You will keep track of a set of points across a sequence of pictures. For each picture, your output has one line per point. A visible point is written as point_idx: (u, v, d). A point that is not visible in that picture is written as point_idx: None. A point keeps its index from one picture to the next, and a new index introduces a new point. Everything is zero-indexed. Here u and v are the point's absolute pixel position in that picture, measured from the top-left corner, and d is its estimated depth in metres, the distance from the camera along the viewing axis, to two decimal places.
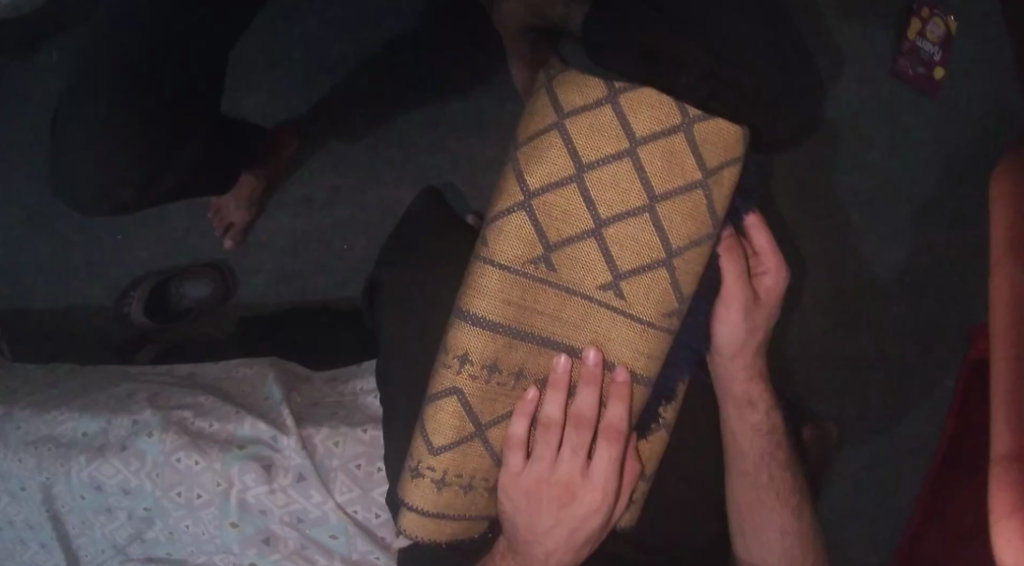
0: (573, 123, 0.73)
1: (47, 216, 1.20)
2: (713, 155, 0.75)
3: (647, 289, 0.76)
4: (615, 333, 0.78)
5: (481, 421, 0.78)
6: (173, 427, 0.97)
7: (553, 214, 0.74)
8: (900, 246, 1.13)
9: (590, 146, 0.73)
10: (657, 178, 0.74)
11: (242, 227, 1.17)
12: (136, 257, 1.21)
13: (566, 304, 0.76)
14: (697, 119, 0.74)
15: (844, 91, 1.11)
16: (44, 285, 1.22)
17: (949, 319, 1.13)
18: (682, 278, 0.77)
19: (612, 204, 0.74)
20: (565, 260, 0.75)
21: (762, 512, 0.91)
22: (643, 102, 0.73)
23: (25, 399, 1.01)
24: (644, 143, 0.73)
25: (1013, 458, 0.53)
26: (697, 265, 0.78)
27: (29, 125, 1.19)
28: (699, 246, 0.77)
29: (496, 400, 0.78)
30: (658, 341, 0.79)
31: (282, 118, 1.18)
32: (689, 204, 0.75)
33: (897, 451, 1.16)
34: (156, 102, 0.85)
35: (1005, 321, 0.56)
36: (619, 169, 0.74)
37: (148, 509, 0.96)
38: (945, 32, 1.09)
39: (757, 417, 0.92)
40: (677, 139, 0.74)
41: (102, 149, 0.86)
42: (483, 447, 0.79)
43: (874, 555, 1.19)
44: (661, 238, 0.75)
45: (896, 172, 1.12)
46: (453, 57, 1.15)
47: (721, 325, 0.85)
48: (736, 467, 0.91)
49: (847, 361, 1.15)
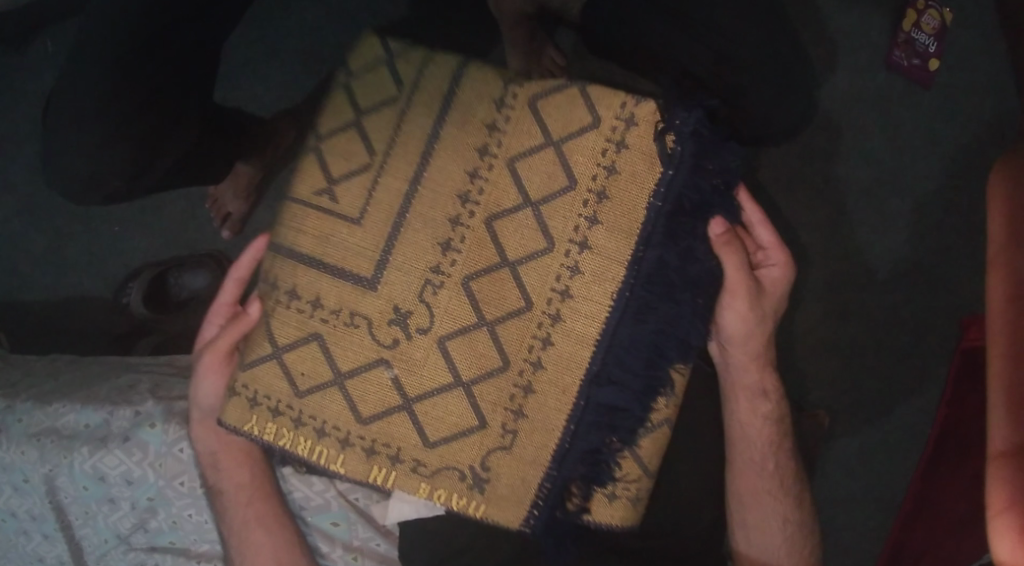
0: (458, 98, 0.77)
1: (44, 208, 1.20)
2: (639, 143, 0.77)
3: (306, 181, 0.78)
4: (418, 276, 0.78)
5: (408, 394, 0.79)
6: (176, 418, 0.97)
7: (478, 198, 0.77)
8: (893, 236, 1.15)
9: (515, 137, 0.77)
10: (581, 165, 0.77)
11: (240, 218, 1.16)
12: (133, 248, 1.20)
13: (498, 288, 0.78)
14: (400, 53, 0.78)
15: (839, 82, 1.12)
16: (41, 276, 1.22)
17: (941, 308, 1.15)
18: (428, 202, 0.77)
19: (542, 191, 0.77)
20: (474, 240, 0.78)
21: (761, 499, 0.92)
22: (361, 45, 0.78)
23: (27, 390, 1.01)
24: (568, 135, 0.77)
25: (1009, 456, 0.59)
26: (353, 153, 0.78)
27: (26, 114, 1.18)
28: (408, 139, 0.77)
29: (352, 349, 0.79)
30: (325, 225, 0.78)
31: (280, 107, 1.17)
32: (433, 101, 0.77)
33: (889, 437, 1.18)
34: (155, 92, 0.85)
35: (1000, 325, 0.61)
36: (544, 156, 0.77)
37: (151, 498, 0.97)
38: (939, 23, 1.11)
39: (768, 406, 0.92)
40: (445, 78, 0.77)
41: (91, 139, 0.85)
42: (347, 394, 0.79)
43: (866, 541, 1.21)
44: (311, 131, 0.78)
45: (891, 162, 1.13)
46: (453, 44, 1.15)
47: (731, 318, 0.85)
48: (738, 454, 0.91)
49: (841, 349, 1.17)
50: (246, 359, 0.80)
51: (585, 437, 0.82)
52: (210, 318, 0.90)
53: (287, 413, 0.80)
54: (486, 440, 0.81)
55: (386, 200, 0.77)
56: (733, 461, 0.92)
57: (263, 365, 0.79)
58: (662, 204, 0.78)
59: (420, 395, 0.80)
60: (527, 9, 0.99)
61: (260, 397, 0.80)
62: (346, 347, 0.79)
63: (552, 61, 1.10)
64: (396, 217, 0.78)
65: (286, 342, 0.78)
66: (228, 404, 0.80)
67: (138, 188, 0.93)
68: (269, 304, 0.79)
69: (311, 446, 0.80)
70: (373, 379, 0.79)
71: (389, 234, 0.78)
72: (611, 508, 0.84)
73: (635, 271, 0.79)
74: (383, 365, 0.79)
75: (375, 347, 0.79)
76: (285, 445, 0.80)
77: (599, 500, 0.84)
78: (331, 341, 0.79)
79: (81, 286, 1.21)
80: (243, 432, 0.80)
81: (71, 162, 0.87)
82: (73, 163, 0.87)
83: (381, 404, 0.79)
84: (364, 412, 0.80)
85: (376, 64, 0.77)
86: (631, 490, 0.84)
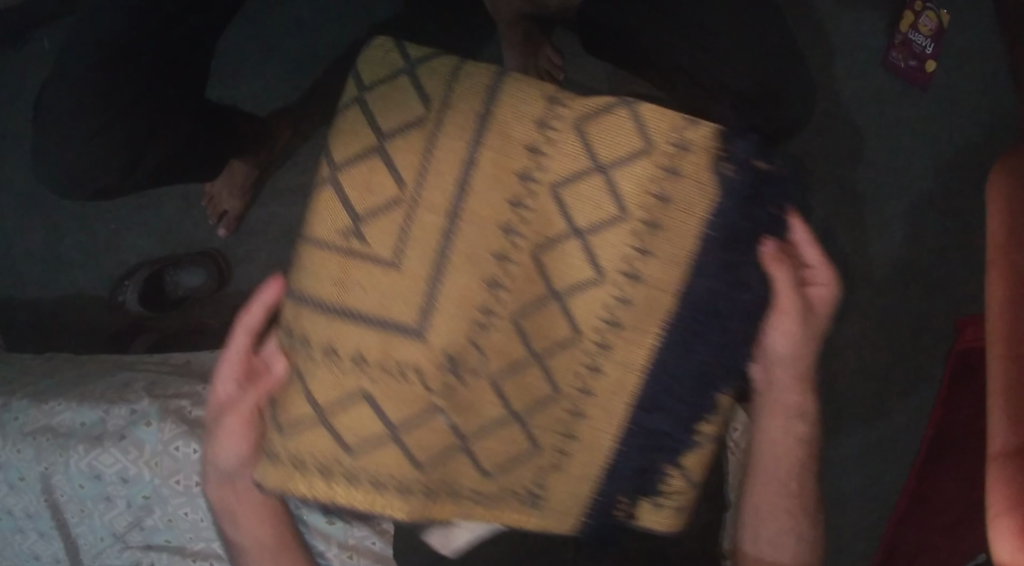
0: (495, 117, 0.68)
1: (41, 206, 1.20)
2: (693, 169, 0.69)
3: (327, 219, 0.68)
4: (465, 318, 0.68)
5: (466, 435, 0.70)
6: (171, 416, 0.97)
7: (523, 230, 0.69)
8: (891, 237, 1.14)
9: (559, 162, 0.69)
10: (631, 190, 0.69)
11: (235, 215, 1.16)
12: (128, 246, 1.20)
13: (547, 321, 0.70)
14: (425, 63, 0.69)
15: (836, 83, 1.13)
16: (37, 274, 1.21)
17: (938, 308, 1.15)
18: (472, 238, 0.68)
19: (592, 219, 0.69)
20: (524, 276, 0.69)
21: (781, 519, 0.85)
22: (373, 52, 0.70)
23: (23, 388, 1.02)
24: (619, 160, 0.69)
25: (1009, 453, 0.59)
26: (380, 179, 0.68)
27: (22, 113, 1.19)
28: (443, 164, 0.68)
29: (401, 400, 0.68)
30: (356, 271, 0.68)
31: (277, 105, 1.17)
32: (464, 125, 0.68)
33: (886, 437, 1.18)
34: (147, 84, 0.85)
35: (1001, 324, 0.62)
36: (591, 182, 0.69)
37: (147, 497, 0.98)
38: (937, 25, 1.11)
39: (803, 429, 0.84)
40: (479, 96, 0.69)
41: (82, 136, 0.85)
42: (397, 448, 0.69)
43: (863, 542, 1.20)
44: (326, 156, 0.69)
45: (888, 163, 1.13)
46: (450, 44, 1.15)
47: (778, 338, 0.77)
48: (762, 472, 0.85)
49: (838, 349, 1.17)
50: (286, 422, 0.70)
51: (627, 458, 0.74)
52: (222, 374, 0.77)
53: (337, 470, 0.69)
54: (539, 469, 0.73)
55: (423, 237, 0.68)
56: (755, 479, 0.85)
57: (303, 432, 0.69)
58: (714, 229, 0.70)
59: (478, 437, 0.71)
60: (524, 10, 1.00)
61: (302, 461, 0.70)
62: (391, 399, 0.68)
63: (551, 60, 1.11)
64: (437, 254, 0.68)
65: (330, 401, 0.68)
66: (268, 468, 0.71)
67: (127, 186, 0.93)
68: (304, 360, 0.69)
69: (367, 501, 0.70)
70: (428, 426, 0.69)
71: (429, 275, 0.68)
72: (651, 514, 0.76)
73: (684, 300, 0.71)
74: (438, 413, 0.69)
75: (425, 394, 0.69)
76: (333, 501, 0.70)
77: (646, 507, 0.76)
78: (377, 394, 0.68)
79: (77, 284, 1.21)
80: (290, 493, 0.71)
81: (61, 157, 0.87)
82: (64, 154, 0.87)
83: (439, 446, 0.70)
84: (421, 459, 0.70)
85: (394, 76, 0.69)
86: (675, 499, 0.76)
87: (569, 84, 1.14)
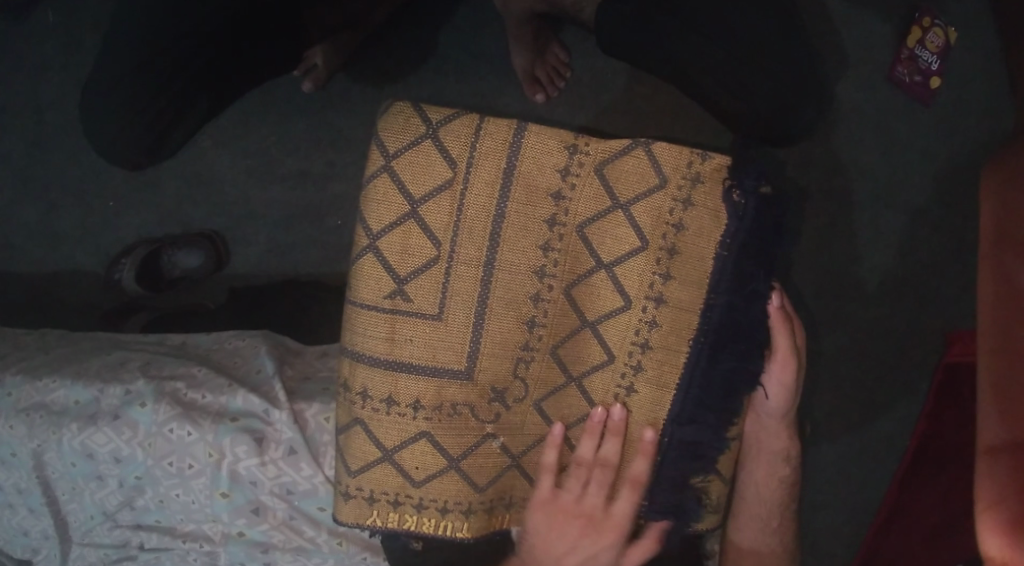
0: (519, 169, 0.79)
1: (37, 180, 1.19)
2: (705, 199, 0.80)
3: (373, 284, 0.80)
4: (512, 356, 0.83)
5: (514, 453, 0.87)
6: (166, 398, 0.97)
7: (555, 270, 0.81)
8: (887, 248, 1.16)
9: (582, 205, 0.80)
10: (650, 225, 0.80)
11: (325, 72, 1.12)
12: (125, 223, 1.19)
13: (582, 347, 0.85)
14: (445, 125, 0.79)
15: (843, 94, 1.13)
16: (32, 248, 1.21)
17: (928, 322, 1.16)
18: (508, 285, 0.81)
19: (614, 252, 0.81)
20: (556, 311, 0.82)
21: (761, 550, 0.97)
22: (394, 120, 0.79)
23: (18, 363, 1.01)
24: (637, 196, 0.80)
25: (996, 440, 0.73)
26: (416, 240, 0.79)
27: (24, 84, 1.18)
28: (474, 220, 0.79)
29: (460, 434, 0.84)
30: (404, 326, 0.81)
31: (282, 90, 1.16)
32: (491, 180, 0.79)
33: (870, 444, 1.20)
34: (203, 35, 0.92)
35: (989, 323, 0.77)
36: (612, 219, 0.80)
37: (138, 477, 0.98)
38: (944, 41, 1.12)
39: (785, 471, 0.96)
40: (500, 152, 0.79)
41: (125, 91, 0.94)
42: (458, 475, 0.85)
43: (841, 544, 1.23)
44: (363, 227, 0.80)
45: (887, 175, 1.14)
46: (460, 34, 1.14)
47: (772, 385, 0.88)
48: (746, 509, 0.96)
49: (829, 358, 1.18)
50: (356, 467, 0.84)
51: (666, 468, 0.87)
52: (594, 488, 0.88)
53: (407, 501, 0.85)
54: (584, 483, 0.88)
55: (462, 290, 0.80)
56: (739, 515, 0.97)
57: (371, 468, 0.84)
58: (728, 252, 0.81)
59: (524, 450, 0.88)
60: None
61: (376, 497, 0.85)
62: (451, 434, 0.83)
63: (558, 58, 1.11)
64: (477, 305, 0.81)
65: (395, 444, 0.83)
66: (345, 505, 0.85)
67: (170, 131, 1.03)
68: (365, 409, 0.82)
69: (435, 524, 0.86)
70: (483, 452, 0.85)
71: (474, 323, 0.81)
72: (694, 518, 0.90)
73: (707, 320, 0.82)
74: (491, 437, 0.85)
75: (478, 424, 0.84)
76: (410, 528, 0.86)
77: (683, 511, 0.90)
78: (437, 434, 0.83)
79: (72, 259, 1.20)
80: (365, 526, 0.86)
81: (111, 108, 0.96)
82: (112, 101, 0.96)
83: (494, 470, 0.86)
84: (479, 481, 0.86)
85: (418, 141, 0.79)
86: (713, 499, 0.90)
87: (575, 82, 1.14)
